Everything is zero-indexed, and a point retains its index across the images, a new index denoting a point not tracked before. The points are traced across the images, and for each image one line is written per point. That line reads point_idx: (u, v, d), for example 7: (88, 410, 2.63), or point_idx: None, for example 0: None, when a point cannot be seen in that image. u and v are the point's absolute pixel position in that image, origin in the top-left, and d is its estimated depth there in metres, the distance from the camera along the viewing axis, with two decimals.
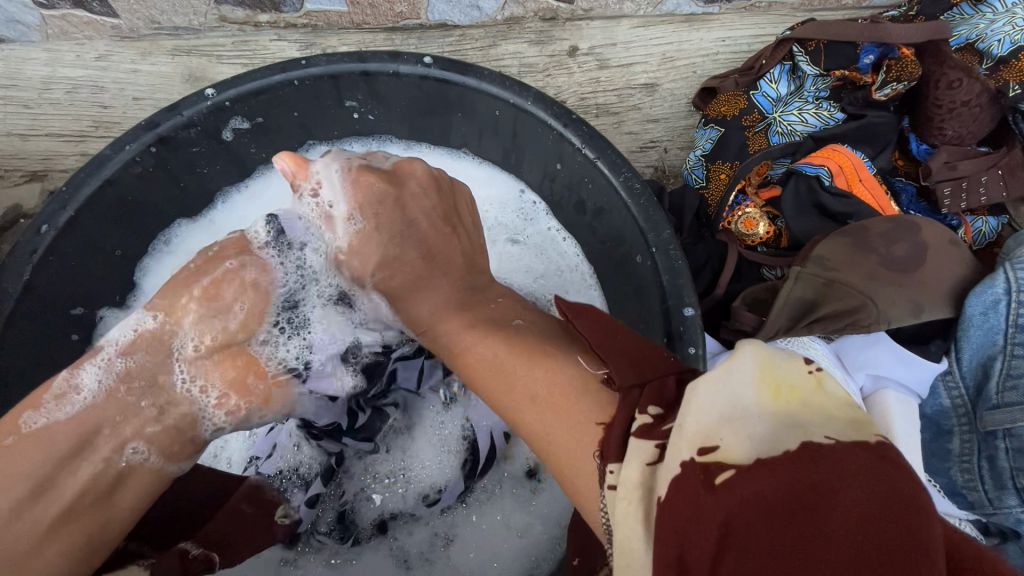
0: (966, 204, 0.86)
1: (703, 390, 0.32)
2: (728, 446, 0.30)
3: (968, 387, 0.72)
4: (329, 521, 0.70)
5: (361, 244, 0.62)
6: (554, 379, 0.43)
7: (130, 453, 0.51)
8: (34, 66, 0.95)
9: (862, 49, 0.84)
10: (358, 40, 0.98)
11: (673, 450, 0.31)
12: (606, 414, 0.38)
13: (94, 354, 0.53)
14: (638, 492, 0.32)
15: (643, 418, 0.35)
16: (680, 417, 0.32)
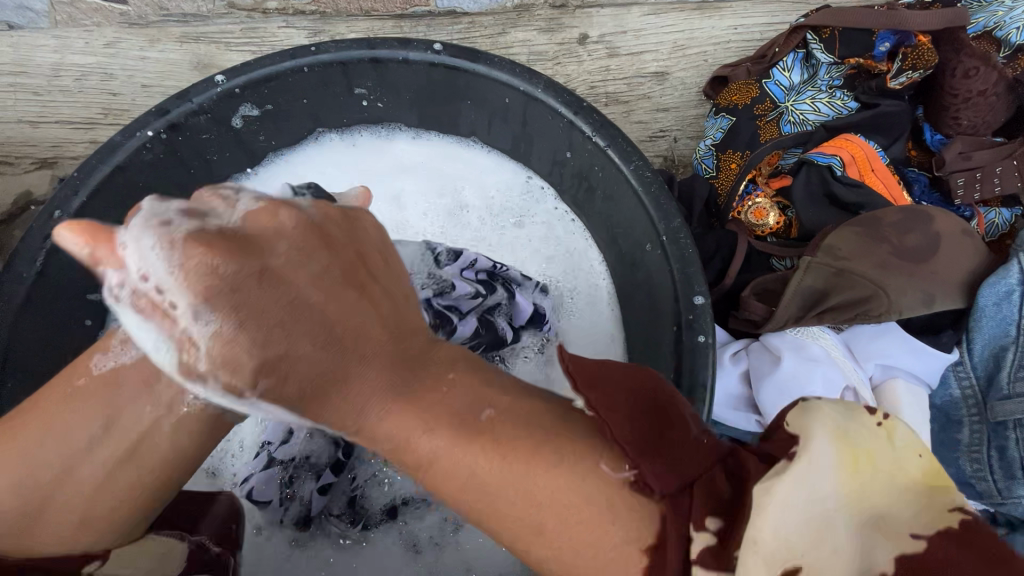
0: (980, 194, 0.84)
1: (784, 493, 0.33)
2: (811, 552, 0.33)
3: (979, 377, 0.72)
4: (341, 504, 0.71)
5: (225, 353, 0.36)
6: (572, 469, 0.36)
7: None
8: (44, 53, 0.95)
9: (877, 37, 0.83)
10: (367, 28, 0.97)
11: (754, 568, 0.32)
12: (649, 536, 0.34)
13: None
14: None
15: (704, 536, 0.34)
16: (756, 529, 0.32)
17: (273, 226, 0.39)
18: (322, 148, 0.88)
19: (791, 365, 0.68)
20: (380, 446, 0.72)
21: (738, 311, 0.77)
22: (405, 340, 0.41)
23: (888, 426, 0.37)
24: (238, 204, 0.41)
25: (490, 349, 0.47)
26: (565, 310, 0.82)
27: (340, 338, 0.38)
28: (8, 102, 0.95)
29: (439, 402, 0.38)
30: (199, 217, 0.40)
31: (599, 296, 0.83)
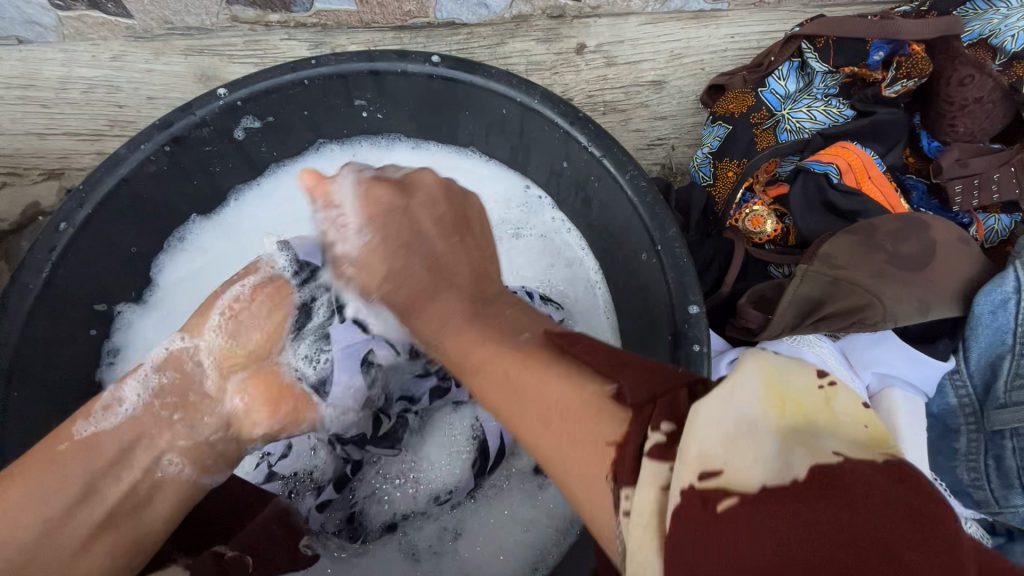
0: (978, 202, 0.84)
1: (704, 410, 0.31)
2: (734, 463, 0.29)
3: (976, 385, 0.72)
4: (338, 521, 0.72)
5: None
6: (555, 392, 0.41)
7: (165, 465, 0.57)
8: (51, 66, 0.97)
9: (871, 46, 0.84)
10: (367, 39, 0.99)
11: (675, 476, 0.31)
12: (615, 434, 0.36)
13: (134, 371, 0.61)
14: (652, 514, 0.31)
15: (656, 435, 0.34)
16: (685, 439, 0.31)
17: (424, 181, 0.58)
18: (324, 160, 0.89)
19: None
20: (378, 462, 0.73)
21: (735, 319, 0.77)
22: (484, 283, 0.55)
23: (829, 390, 0.32)
24: None
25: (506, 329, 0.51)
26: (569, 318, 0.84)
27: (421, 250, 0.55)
28: (15, 115, 0.97)
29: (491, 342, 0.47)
30: None
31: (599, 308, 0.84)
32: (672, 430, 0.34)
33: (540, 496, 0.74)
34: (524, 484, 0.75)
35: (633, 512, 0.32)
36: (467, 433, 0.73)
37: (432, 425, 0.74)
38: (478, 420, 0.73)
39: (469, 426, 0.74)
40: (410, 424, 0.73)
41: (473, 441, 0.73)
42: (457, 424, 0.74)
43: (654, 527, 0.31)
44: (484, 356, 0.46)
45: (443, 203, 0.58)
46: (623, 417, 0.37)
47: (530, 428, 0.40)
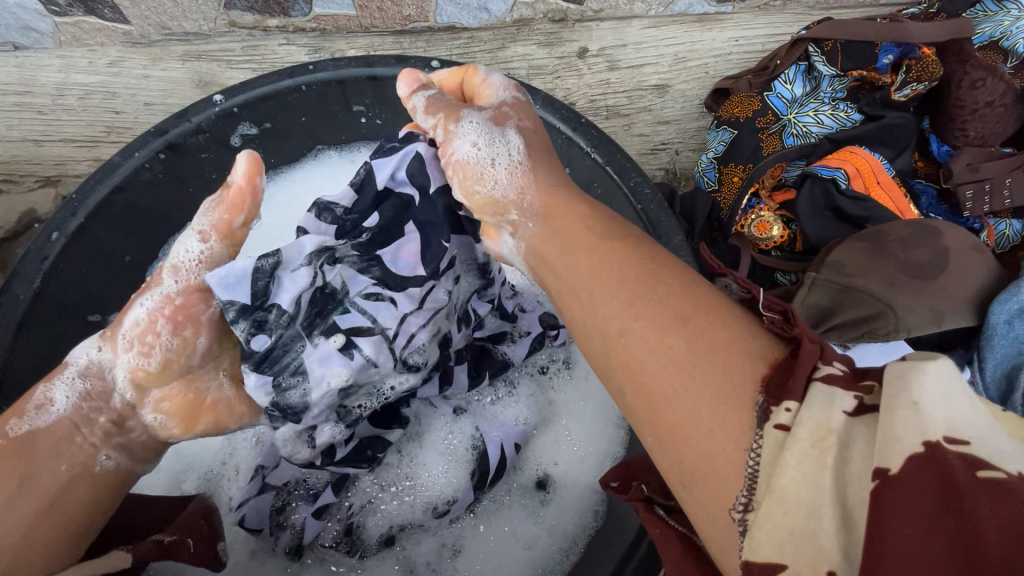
0: (989, 207, 0.82)
1: (928, 374, 0.28)
2: (984, 442, 0.27)
3: (992, 398, 0.67)
4: (335, 535, 0.69)
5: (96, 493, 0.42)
6: (665, 318, 0.37)
7: (102, 460, 0.52)
8: (48, 72, 0.96)
9: (881, 49, 0.81)
10: (366, 44, 0.98)
11: (905, 429, 0.27)
12: (774, 356, 0.34)
13: (64, 370, 0.53)
14: (829, 438, 0.28)
15: (832, 368, 0.31)
16: (918, 395, 0.28)
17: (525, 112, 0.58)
18: (322, 166, 0.87)
19: None
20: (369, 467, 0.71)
21: None
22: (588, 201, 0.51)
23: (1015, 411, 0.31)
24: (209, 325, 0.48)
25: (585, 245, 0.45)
26: None
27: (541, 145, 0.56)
28: (12, 121, 0.96)
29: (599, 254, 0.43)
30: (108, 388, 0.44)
31: None
32: (847, 371, 0.32)
33: (541, 512, 0.72)
34: (525, 499, 0.73)
35: (798, 431, 0.29)
36: (468, 442, 0.72)
37: (427, 433, 0.72)
38: (477, 432, 0.73)
39: (470, 435, 0.72)
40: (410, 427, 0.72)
41: (473, 450, 0.71)
42: (456, 433, 0.73)
43: (829, 456, 0.28)
44: (621, 255, 0.42)
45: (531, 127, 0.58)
46: (777, 351, 0.34)
47: (636, 363, 0.37)
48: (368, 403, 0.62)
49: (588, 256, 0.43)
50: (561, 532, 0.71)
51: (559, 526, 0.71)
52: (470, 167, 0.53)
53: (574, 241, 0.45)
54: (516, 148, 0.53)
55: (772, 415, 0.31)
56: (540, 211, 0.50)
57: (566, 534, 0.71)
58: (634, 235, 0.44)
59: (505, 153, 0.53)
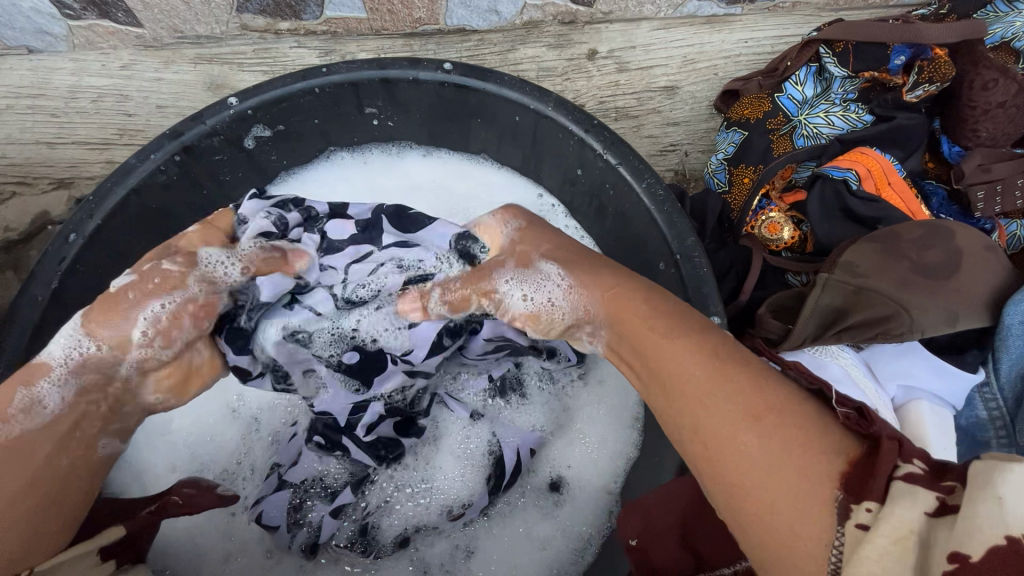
0: (1001, 208, 0.83)
1: (1008, 477, 0.32)
2: None
3: (1007, 399, 0.69)
4: (350, 534, 0.69)
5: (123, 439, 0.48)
6: (740, 412, 0.39)
7: (102, 446, 0.54)
8: (61, 75, 0.97)
9: (892, 50, 0.82)
10: (377, 47, 0.99)
11: (987, 524, 0.30)
12: (850, 455, 0.36)
13: (45, 370, 0.51)
14: (911, 535, 0.31)
15: (911, 466, 0.34)
16: (1001, 490, 0.31)
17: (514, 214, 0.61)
18: (334, 167, 0.88)
19: None
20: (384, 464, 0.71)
21: (754, 329, 0.76)
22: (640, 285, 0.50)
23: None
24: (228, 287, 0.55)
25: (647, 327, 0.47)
26: None
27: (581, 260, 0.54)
28: (26, 124, 0.96)
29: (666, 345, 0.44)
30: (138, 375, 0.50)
31: None
32: (925, 467, 0.34)
33: (556, 513, 0.73)
34: (540, 500, 0.74)
35: (880, 528, 0.32)
36: (483, 446, 0.72)
37: (444, 435, 0.73)
38: (494, 437, 0.73)
39: (485, 438, 0.73)
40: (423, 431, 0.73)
41: (487, 456, 0.72)
42: (473, 437, 0.73)
43: (911, 551, 0.31)
44: (691, 347, 0.43)
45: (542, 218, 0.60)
46: (854, 445, 0.37)
47: (711, 450, 0.39)
48: (338, 348, 0.62)
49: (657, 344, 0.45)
50: (575, 531, 0.72)
51: (574, 526, 0.72)
52: (533, 317, 0.54)
53: (640, 334, 0.46)
54: (556, 277, 0.53)
55: (853, 514, 0.34)
56: (604, 319, 0.50)
57: (580, 534, 0.72)
58: (699, 325, 0.46)
59: (534, 292, 0.54)
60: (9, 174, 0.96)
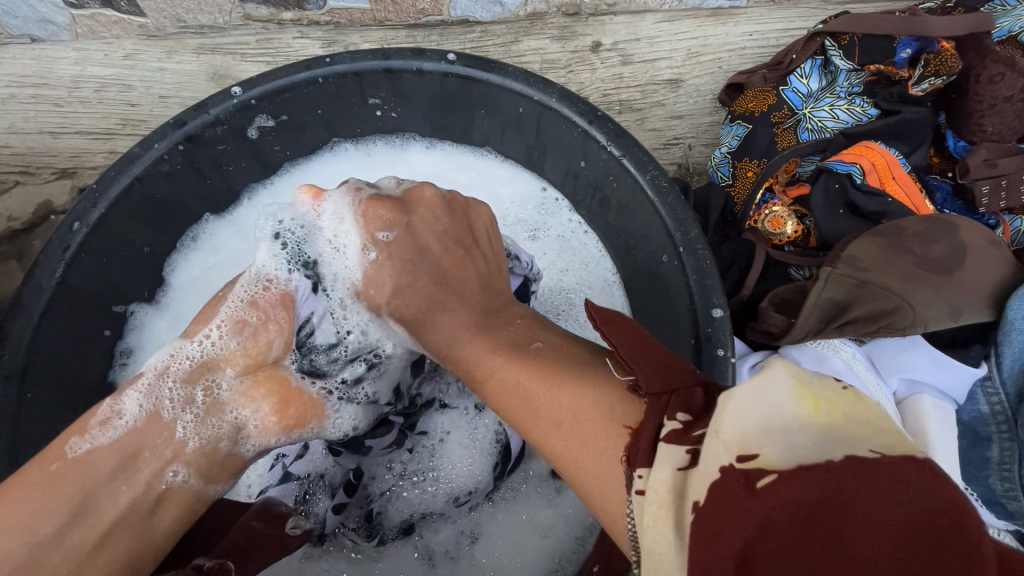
0: (1005, 203, 0.83)
1: (740, 394, 0.30)
2: (772, 452, 0.28)
3: (1010, 394, 0.69)
4: (357, 518, 0.70)
5: (384, 289, 0.54)
6: (574, 402, 0.38)
7: (170, 477, 0.47)
8: (64, 65, 0.96)
9: (899, 42, 0.82)
10: (380, 38, 0.98)
11: (711, 451, 0.29)
12: (632, 417, 0.36)
13: (136, 379, 0.50)
14: (670, 496, 0.30)
15: (672, 422, 0.33)
16: (716, 420, 0.30)
17: (420, 194, 0.58)
18: (337, 158, 0.88)
19: None
20: (394, 457, 0.72)
21: (757, 323, 0.76)
22: (492, 296, 0.54)
23: (857, 391, 0.31)
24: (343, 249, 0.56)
25: (500, 380, 0.44)
26: (578, 326, 0.81)
27: (446, 276, 0.54)
28: (27, 113, 0.96)
29: (506, 365, 0.45)
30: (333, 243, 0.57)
31: (613, 308, 0.82)
32: (685, 420, 0.33)
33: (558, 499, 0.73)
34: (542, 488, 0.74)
35: (649, 495, 0.30)
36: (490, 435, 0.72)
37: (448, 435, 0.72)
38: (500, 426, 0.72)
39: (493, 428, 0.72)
40: (417, 458, 0.72)
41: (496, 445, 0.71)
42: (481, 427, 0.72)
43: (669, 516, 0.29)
44: (501, 353, 0.46)
45: (446, 218, 0.57)
46: (639, 407, 0.36)
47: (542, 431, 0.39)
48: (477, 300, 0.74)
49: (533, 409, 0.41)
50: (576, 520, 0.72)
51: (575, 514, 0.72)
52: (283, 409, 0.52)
53: (486, 365, 0.46)
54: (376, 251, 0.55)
55: (633, 482, 0.32)
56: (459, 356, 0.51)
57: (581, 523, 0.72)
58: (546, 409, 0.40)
59: (347, 271, 0.56)
60: (12, 163, 0.96)
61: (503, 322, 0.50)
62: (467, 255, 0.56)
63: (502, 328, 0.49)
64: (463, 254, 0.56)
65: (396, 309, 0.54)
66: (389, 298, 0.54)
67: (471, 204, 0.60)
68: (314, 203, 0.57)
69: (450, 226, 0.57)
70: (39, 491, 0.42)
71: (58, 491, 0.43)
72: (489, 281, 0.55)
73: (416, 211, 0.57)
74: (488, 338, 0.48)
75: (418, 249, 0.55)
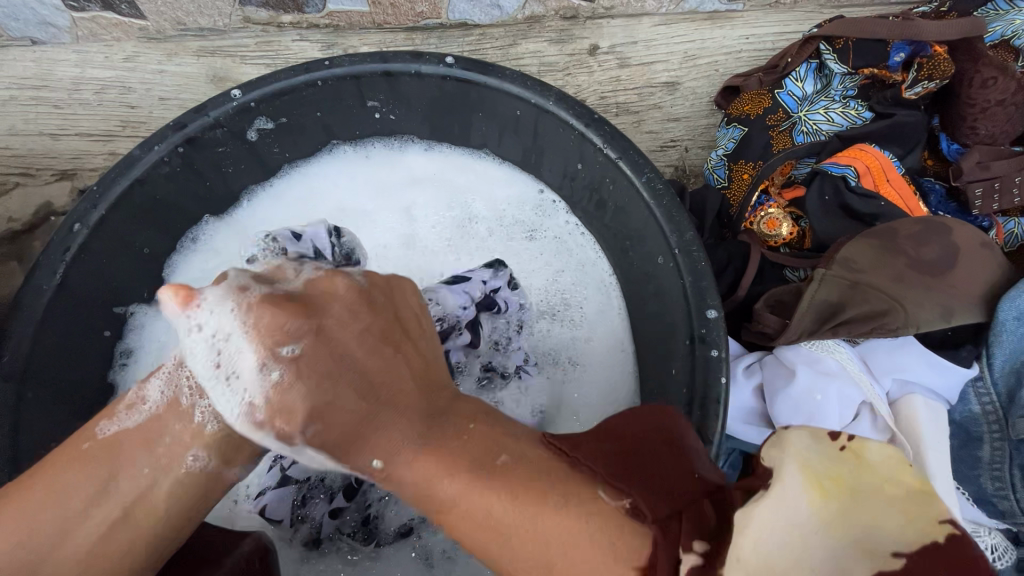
0: (998, 206, 0.83)
1: (758, 512, 0.34)
2: (799, 565, 0.32)
3: (1000, 394, 0.70)
4: (354, 523, 0.72)
5: (280, 398, 0.40)
6: (563, 531, 0.36)
7: (190, 460, 0.46)
8: (65, 67, 0.97)
9: (892, 46, 0.82)
10: (379, 40, 0.99)
11: None
12: (640, 557, 0.35)
13: (160, 366, 0.48)
14: None
15: (690, 556, 0.34)
16: (736, 545, 0.33)
17: (326, 290, 0.45)
18: (335, 161, 0.88)
19: (807, 379, 0.69)
20: None
21: (752, 325, 0.77)
22: (435, 393, 0.44)
23: (853, 449, 0.37)
24: (303, 272, 0.47)
25: (464, 512, 0.38)
26: (575, 325, 0.82)
27: (373, 387, 0.42)
28: (29, 115, 0.97)
29: (459, 450, 0.40)
30: (268, 283, 0.46)
31: (609, 308, 0.83)
32: (702, 554, 0.34)
33: None
34: None
35: None
36: None
37: None
38: None
39: None
40: None
41: None
42: None
43: None
44: (477, 487, 0.38)
45: (365, 312, 0.44)
46: (641, 533, 0.36)
47: (527, 572, 0.37)
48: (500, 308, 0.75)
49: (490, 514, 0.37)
50: None
51: None
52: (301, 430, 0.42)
53: (439, 495, 0.39)
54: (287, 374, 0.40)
55: None
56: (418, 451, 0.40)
57: None
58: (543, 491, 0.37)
59: (243, 397, 0.41)
60: (12, 164, 0.96)
61: (452, 430, 0.41)
62: (397, 353, 0.44)
63: (449, 442, 0.40)
64: (393, 353, 0.44)
65: (314, 435, 0.40)
66: (303, 422, 0.40)
67: (393, 283, 0.49)
68: (188, 311, 0.43)
69: (371, 322, 0.44)
70: (83, 464, 0.45)
71: (98, 466, 0.45)
72: (427, 373, 0.45)
73: (328, 310, 0.43)
74: (435, 454, 0.39)
75: (336, 358, 0.42)
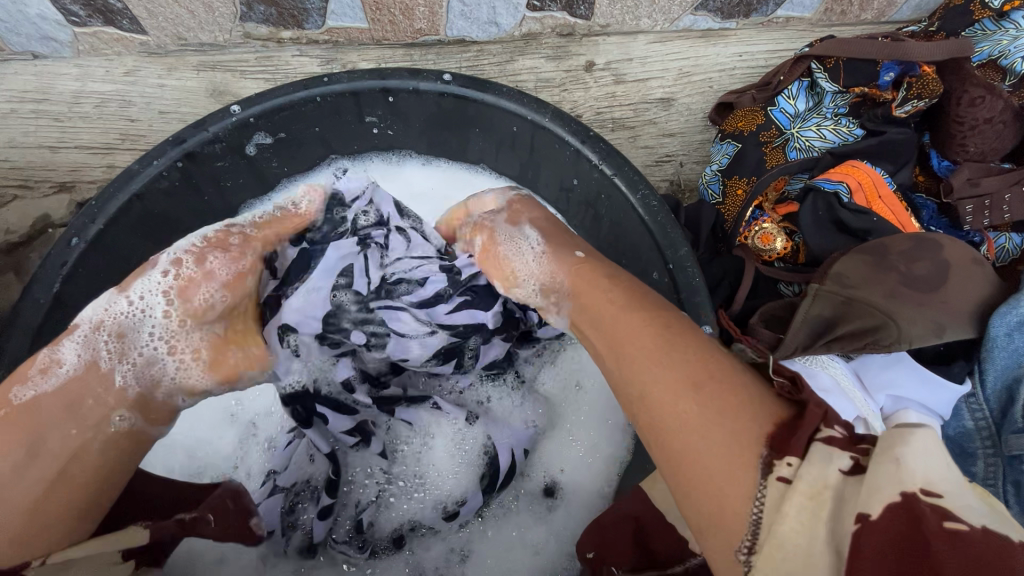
0: (989, 221, 0.84)
1: (919, 450, 0.39)
2: (952, 497, 0.37)
3: (993, 410, 0.71)
4: (347, 529, 0.72)
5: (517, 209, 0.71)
6: (707, 379, 0.46)
7: (115, 420, 0.55)
8: (66, 81, 0.98)
9: (881, 67, 0.84)
10: (378, 56, 1.00)
11: (885, 477, 0.38)
12: (778, 420, 0.43)
13: (71, 332, 0.56)
14: (823, 492, 0.38)
15: (829, 430, 0.41)
16: (906, 458, 0.39)
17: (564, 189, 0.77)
18: (334, 174, 0.89)
19: None
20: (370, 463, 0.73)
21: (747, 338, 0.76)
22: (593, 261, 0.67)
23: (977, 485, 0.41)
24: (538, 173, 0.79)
25: (626, 330, 0.52)
26: None
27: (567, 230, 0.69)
28: (28, 128, 0.97)
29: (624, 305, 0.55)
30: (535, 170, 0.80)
31: None
32: (843, 435, 0.41)
33: (549, 517, 0.77)
34: (534, 505, 0.77)
35: (800, 484, 0.39)
36: (479, 447, 0.73)
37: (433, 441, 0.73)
38: (489, 438, 0.73)
39: (481, 441, 0.73)
40: (407, 466, 0.73)
41: (484, 456, 0.72)
42: (469, 440, 0.73)
43: (822, 505, 0.38)
44: (651, 322, 0.52)
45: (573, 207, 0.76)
46: (786, 414, 0.44)
47: (670, 398, 0.46)
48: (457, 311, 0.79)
49: (651, 348, 0.50)
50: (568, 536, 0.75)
51: (567, 531, 0.76)
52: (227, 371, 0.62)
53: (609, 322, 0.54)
54: (535, 239, 0.66)
55: (776, 469, 0.40)
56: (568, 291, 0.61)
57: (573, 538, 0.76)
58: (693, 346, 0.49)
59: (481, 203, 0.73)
60: (10, 177, 0.97)
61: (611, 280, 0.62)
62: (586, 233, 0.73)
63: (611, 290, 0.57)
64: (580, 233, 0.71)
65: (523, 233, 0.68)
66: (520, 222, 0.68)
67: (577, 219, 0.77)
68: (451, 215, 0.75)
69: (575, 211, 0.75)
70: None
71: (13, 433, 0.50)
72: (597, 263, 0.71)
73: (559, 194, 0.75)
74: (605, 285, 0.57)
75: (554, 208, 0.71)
